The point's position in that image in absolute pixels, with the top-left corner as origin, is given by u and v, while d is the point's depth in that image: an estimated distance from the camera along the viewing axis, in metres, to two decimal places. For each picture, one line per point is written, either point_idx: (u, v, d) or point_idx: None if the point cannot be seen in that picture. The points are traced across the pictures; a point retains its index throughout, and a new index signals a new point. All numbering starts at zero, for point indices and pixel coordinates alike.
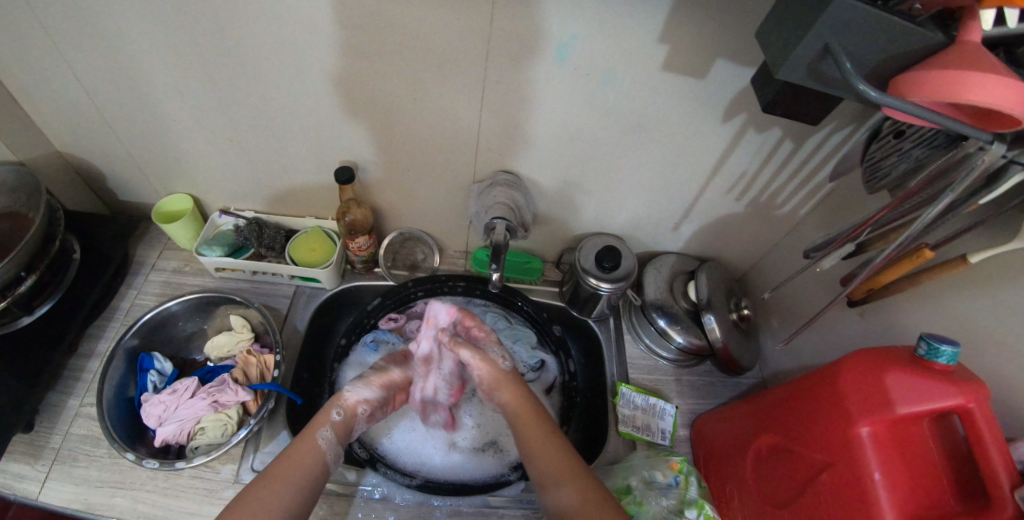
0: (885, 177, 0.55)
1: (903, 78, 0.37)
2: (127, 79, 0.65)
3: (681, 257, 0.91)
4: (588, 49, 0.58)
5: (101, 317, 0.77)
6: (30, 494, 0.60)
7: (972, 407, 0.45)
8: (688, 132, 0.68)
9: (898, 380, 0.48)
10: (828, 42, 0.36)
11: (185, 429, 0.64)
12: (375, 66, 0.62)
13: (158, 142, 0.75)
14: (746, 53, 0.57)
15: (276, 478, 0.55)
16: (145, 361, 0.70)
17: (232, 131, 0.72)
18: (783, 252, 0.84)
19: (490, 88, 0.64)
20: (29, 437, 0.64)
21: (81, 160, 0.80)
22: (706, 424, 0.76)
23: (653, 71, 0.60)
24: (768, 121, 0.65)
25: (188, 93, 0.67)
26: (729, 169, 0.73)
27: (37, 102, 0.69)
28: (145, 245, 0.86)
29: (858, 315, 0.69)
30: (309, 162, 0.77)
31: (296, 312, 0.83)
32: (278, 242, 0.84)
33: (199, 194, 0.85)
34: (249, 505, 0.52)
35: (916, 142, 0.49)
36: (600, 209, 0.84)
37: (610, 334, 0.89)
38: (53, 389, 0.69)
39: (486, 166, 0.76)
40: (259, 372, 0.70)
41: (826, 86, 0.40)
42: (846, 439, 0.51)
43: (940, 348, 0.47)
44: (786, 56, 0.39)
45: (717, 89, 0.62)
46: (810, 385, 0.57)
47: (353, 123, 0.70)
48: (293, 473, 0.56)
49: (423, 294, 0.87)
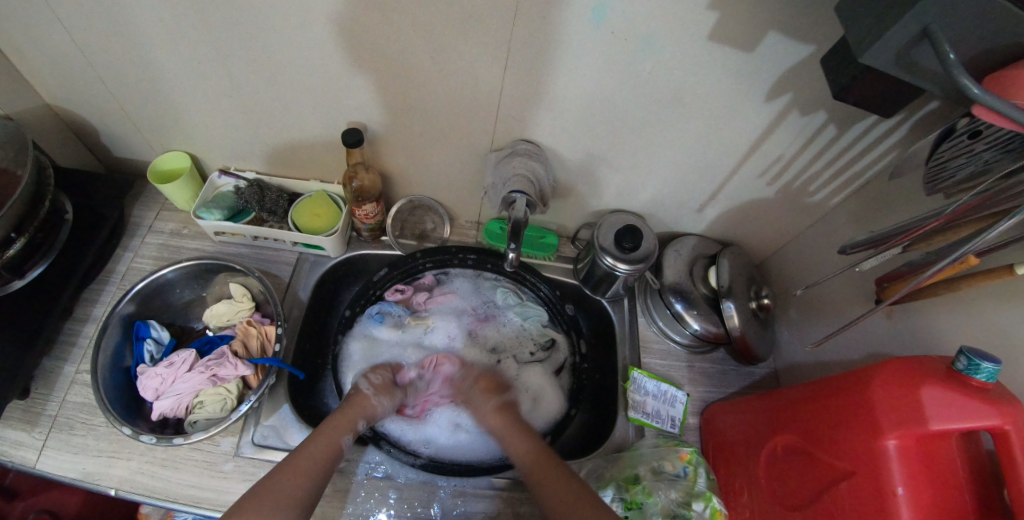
0: (948, 179, 0.50)
1: (1011, 72, 0.31)
2: (110, 23, 0.58)
3: (702, 239, 0.87)
4: (626, 11, 0.52)
5: (96, 281, 0.73)
6: (28, 461, 0.59)
7: (1009, 429, 0.43)
8: (727, 110, 0.62)
9: (933, 395, 0.46)
10: (928, 26, 0.31)
11: (183, 403, 0.62)
12: (386, 19, 0.56)
13: (149, 95, 0.69)
14: (806, 26, 0.50)
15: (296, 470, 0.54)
16: (141, 329, 0.67)
17: (229, 85, 0.66)
18: (808, 241, 0.80)
19: (514, 51, 0.58)
20: (26, 403, 0.62)
21: (67, 112, 0.74)
22: (717, 416, 0.74)
23: (697, 40, 0.54)
24: (816, 103, 0.59)
25: (179, 43, 0.60)
26: (765, 152, 0.68)
27: (14, 45, 0.63)
28: (141, 205, 0.81)
29: (885, 316, 0.66)
30: (313, 122, 0.72)
31: (298, 280, 0.79)
32: (281, 206, 0.79)
33: (196, 152, 0.80)
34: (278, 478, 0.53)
35: (989, 145, 0.44)
36: (622, 187, 0.79)
37: (623, 316, 0.86)
38: (48, 354, 0.66)
39: (504, 134, 0.71)
40: (259, 344, 0.68)
41: (913, 77, 0.35)
42: (870, 451, 0.48)
43: (981, 365, 0.44)
44: (875, 40, 0.33)
45: (766, 64, 0.55)
46: (837, 390, 0.55)
47: (362, 84, 0.64)
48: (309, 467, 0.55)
49: (431, 266, 0.84)
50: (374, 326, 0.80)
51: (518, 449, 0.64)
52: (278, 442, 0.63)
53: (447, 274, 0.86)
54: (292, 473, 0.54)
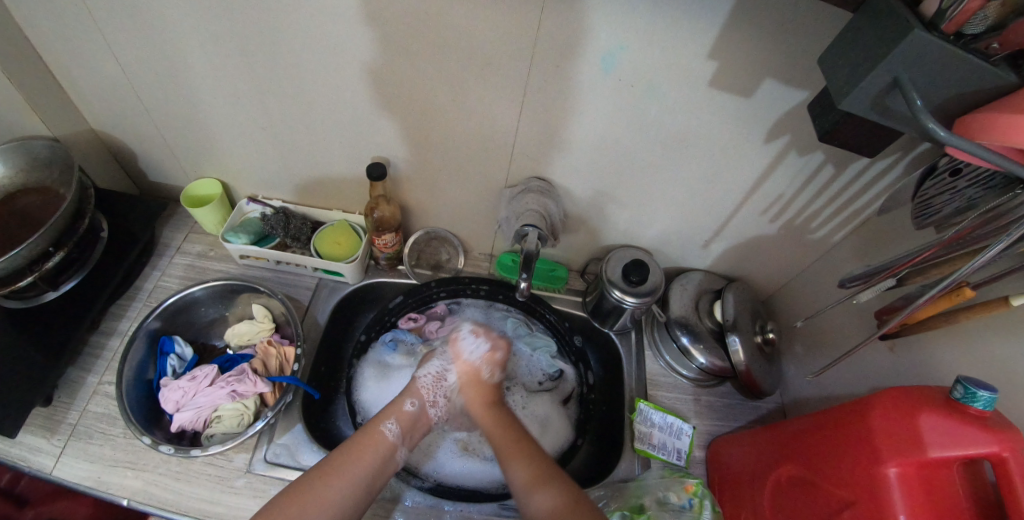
0: (934, 213, 0.53)
1: (972, 117, 0.36)
2: (167, 60, 0.65)
3: (708, 275, 0.90)
4: (633, 61, 0.57)
5: (124, 297, 0.77)
6: (45, 467, 0.61)
7: (1007, 456, 0.44)
8: (727, 150, 0.67)
9: (932, 422, 0.47)
10: (898, 77, 0.35)
11: (202, 416, 0.64)
12: (416, 64, 0.61)
13: (192, 126, 0.75)
14: (797, 76, 0.56)
15: (337, 476, 0.56)
16: (165, 345, 0.70)
17: (266, 119, 0.72)
18: (811, 277, 0.83)
19: (531, 94, 0.63)
20: (48, 411, 0.65)
21: (113, 139, 0.80)
22: (723, 448, 0.75)
23: (698, 87, 0.59)
24: (811, 146, 0.63)
25: (226, 80, 0.67)
26: (766, 190, 0.72)
27: (76, 80, 0.70)
28: (172, 227, 0.86)
29: (888, 348, 0.68)
30: (341, 156, 0.77)
31: (317, 304, 0.82)
32: (303, 233, 0.84)
33: (228, 180, 0.85)
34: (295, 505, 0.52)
35: (970, 181, 0.48)
36: (630, 222, 0.83)
37: (630, 348, 0.88)
38: (74, 365, 0.69)
39: (519, 171, 0.76)
40: (278, 364, 0.71)
41: (888, 121, 0.39)
42: (873, 478, 0.50)
43: (977, 393, 0.46)
44: (851, 89, 0.38)
45: (763, 109, 0.60)
46: (839, 420, 0.56)
47: (388, 120, 0.70)
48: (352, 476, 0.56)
49: (445, 295, 0.86)
50: (388, 354, 0.82)
51: (537, 499, 0.57)
52: (290, 461, 0.64)
53: (459, 303, 0.88)
54: (332, 478, 0.55)
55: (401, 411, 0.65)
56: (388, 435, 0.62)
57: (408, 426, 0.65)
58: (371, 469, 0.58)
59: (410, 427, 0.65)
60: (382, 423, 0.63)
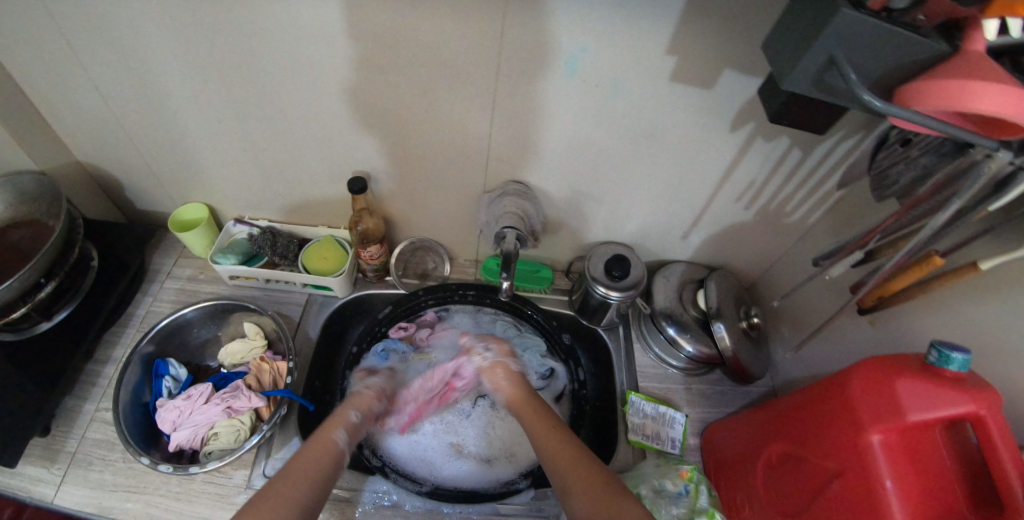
0: (891, 185, 0.55)
1: (908, 88, 0.37)
2: (148, 90, 0.67)
3: (690, 265, 0.91)
4: (595, 61, 0.59)
5: (117, 324, 0.78)
6: (45, 497, 0.61)
7: (984, 414, 0.44)
8: (696, 141, 0.69)
9: (909, 387, 0.48)
10: (833, 55, 0.37)
11: (199, 435, 0.65)
12: (387, 79, 0.63)
13: (176, 153, 0.77)
14: (753, 63, 0.58)
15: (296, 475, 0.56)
16: (159, 367, 0.71)
17: (247, 141, 0.74)
18: (792, 261, 0.84)
19: (500, 99, 0.65)
20: (46, 441, 0.65)
21: (99, 169, 0.82)
22: (716, 433, 0.75)
23: (661, 82, 0.61)
24: (776, 130, 0.65)
25: (205, 105, 0.69)
26: (738, 177, 0.74)
27: (61, 114, 0.71)
28: (161, 253, 0.87)
29: (868, 323, 0.68)
30: (323, 173, 0.79)
31: (307, 320, 0.84)
32: (291, 251, 0.85)
33: (214, 203, 0.87)
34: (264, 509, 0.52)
35: (923, 150, 0.50)
36: (610, 218, 0.85)
37: (619, 343, 0.89)
38: (70, 393, 0.70)
39: (497, 176, 0.77)
40: (272, 378, 0.71)
41: (831, 97, 0.40)
42: (857, 447, 0.50)
43: (951, 355, 0.47)
44: (792, 68, 0.40)
45: (725, 99, 0.62)
46: (823, 393, 0.57)
47: (365, 134, 0.71)
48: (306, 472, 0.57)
49: (433, 302, 0.88)
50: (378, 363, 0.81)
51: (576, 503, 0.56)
52: None
53: (448, 309, 0.89)
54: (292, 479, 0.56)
55: (344, 420, 0.66)
56: (338, 443, 0.63)
57: (355, 432, 0.66)
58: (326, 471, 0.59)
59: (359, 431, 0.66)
60: (331, 433, 0.63)
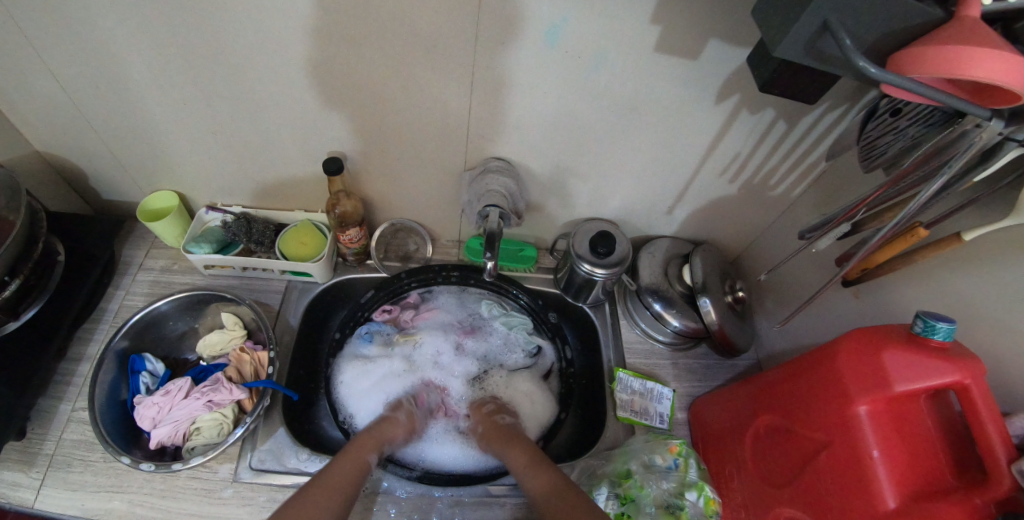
0: (879, 156, 0.53)
1: (903, 53, 0.35)
2: (99, 70, 0.62)
3: (675, 240, 0.90)
4: (578, 32, 0.56)
5: (89, 320, 0.75)
6: (26, 501, 0.60)
7: (969, 383, 0.45)
8: (682, 115, 0.67)
9: (896, 358, 0.48)
10: (827, 19, 0.35)
11: (180, 430, 0.64)
12: (358, 52, 0.60)
13: (137, 137, 0.72)
14: (740, 32, 0.55)
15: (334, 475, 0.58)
16: (135, 363, 0.69)
17: (214, 124, 0.70)
18: (776, 233, 0.84)
19: (479, 74, 0.62)
20: (22, 444, 0.63)
21: (59, 159, 0.77)
22: (704, 406, 0.76)
23: (645, 53, 0.58)
24: (762, 102, 0.63)
25: (167, 87, 0.64)
26: (723, 151, 0.72)
27: (8, 100, 0.66)
28: (131, 245, 0.84)
29: (852, 294, 0.68)
30: (296, 154, 0.75)
31: (289, 307, 0.81)
32: (268, 237, 0.82)
33: (183, 190, 0.82)
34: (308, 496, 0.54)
35: (912, 120, 0.48)
36: (594, 195, 0.83)
37: (606, 321, 0.89)
38: (44, 395, 0.67)
39: (478, 154, 0.75)
40: (253, 369, 0.70)
41: (822, 64, 0.39)
42: (845, 418, 0.51)
43: (937, 325, 0.46)
44: (784, 36, 0.38)
45: (711, 70, 0.60)
46: (809, 365, 0.57)
47: (339, 112, 0.68)
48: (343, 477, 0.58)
49: (417, 285, 0.86)
50: (364, 346, 0.82)
51: (534, 481, 0.61)
52: (276, 465, 0.65)
53: (431, 291, 0.88)
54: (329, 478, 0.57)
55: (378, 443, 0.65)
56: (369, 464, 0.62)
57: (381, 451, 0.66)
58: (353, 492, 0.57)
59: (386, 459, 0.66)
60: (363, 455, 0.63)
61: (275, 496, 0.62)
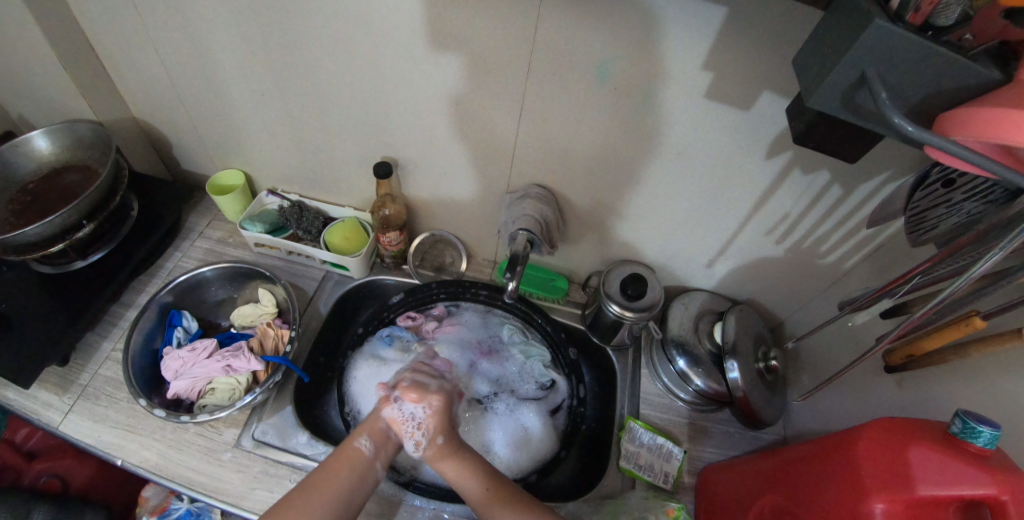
0: (930, 229, 0.50)
1: (952, 116, 0.33)
2: (201, 55, 0.71)
3: (713, 296, 0.86)
4: (629, 69, 0.58)
5: (146, 273, 0.83)
6: (53, 422, 0.66)
7: (1005, 500, 0.39)
8: (728, 164, 0.66)
9: (922, 456, 0.43)
10: (865, 71, 0.34)
11: (196, 387, 0.68)
12: (422, 66, 0.64)
13: (222, 119, 0.81)
14: (794, 89, 0.54)
15: (315, 491, 0.56)
16: (174, 318, 0.74)
17: (286, 116, 0.77)
18: (822, 305, 0.78)
19: (529, 101, 0.65)
20: (63, 370, 0.70)
21: (154, 128, 0.87)
22: (710, 477, 0.71)
23: (695, 97, 0.59)
24: (815, 162, 0.61)
25: (252, 78, 0.72)
26: (770, 208, 0.70)
27: (126, 73, 0.77)
28: (197, 214, 0.92)
29: (895, 383, 0.62)
30: (354, 154, 0.81)
31: (321, 296, 0.86)
32: (315, 227, 0.87)
33: (252, 173, 0.91)
34: (302, 497, 0.56)
35: (966, 193, 0.45)
36: (630, 235, 0.82)
37: (626, 366, 0.85)
38: (93, 330, 0.74)
39: (519, 177, 0.77)
40: (275, 344, 0.74)
41: (862, 121, 0.37)
42: (856, 512, 0.45)
43: (978, 428, 0.41)
44: (817, 86, 0.37)
45: (762, 122, 0.59)
46: (829, 447, 0.52)
47: (396, 120, 0.73)
48: (331, 491, 0.57)
49: (444, 296, 0.88)
50: (382, 348, 0.83)
51: None
52: (275, 440, 0.67)
53: (458, 305, 0.89)
54: (311, 494, 0.56)
55: (373, 428, 0.64)
56: (363, 451, 0.62)
57: (381, 442, 0.64)
58: (350, 483, 0.59)
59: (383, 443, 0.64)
60: (355, 439, 0.63)
61: (268, 469, 0.65)
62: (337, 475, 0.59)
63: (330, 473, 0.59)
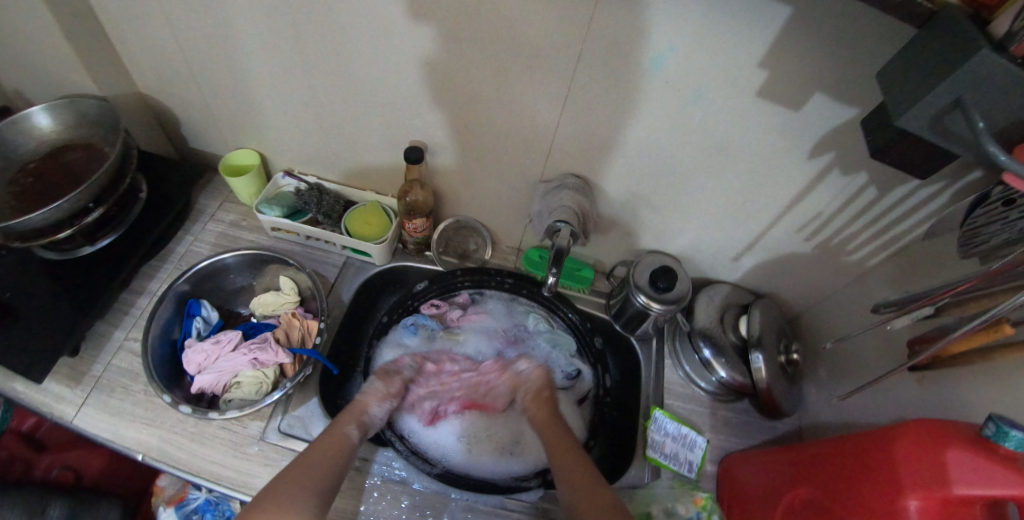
0: (982, 243, 0.53)
1: None
2: (216, 27, 0.66)
3: (735, 289, 0.88)
4: (684, 63, 0.56)
5: (156, 258, 0.78)
6: (66, 415, 0.63)
7: None
8: (769, 163, 0.66)
9: (957, 457, 0.45)
10: (960, 97, 0.33)
11: (222, 381, 0.65)
12: (463, 49, 0.61)
13: (236, 94, 0.76)
14: (850, 93, 0.54)
15: (298, 470, 0.54)
16: (192, 307, 0.71)
17: (308, 94, 0.73)
18: (842, 301, 0.81)
19: (574, 90, 0.63)
20: (73, 361, 0.66)
21: (159, 103, 0.82)
22: (735, 465, 0.74)
23: (745, 95, 0.58)
24: (858, 165, 0.62)
25: (273, 53, 0.68)
26: (805, 207, 0.70)
27: (129, 42, 0.71)
28: (207, 195, 0.87)
29: (916, 380, 0.64)
30: (379, 137, 0.77)
31: (343, 282, 0.83)
32: (336, 211, 0.85)
33: (266, 153, 0.86)
34: (288, 476, 0.53)
35: (1022, 214, 0.47)
36: (660, 227, 0.82)
37: (650, 357, 0.87)
38: (103, 318, 0.70)
39: (554, 167, 0.75)
40: (300, 336, 0.72)
41: (948, 144, 0.37)
42: (892, 507, 0.48)
43: (1010, 432, 0.42)
44: (911, 105, 0.36)
45: (811, 124, 0.59)
46: (866, 445, 0.54)
47: (429, 104, 0.70)
48: (315, 471, 0.55)
49: (469, 285, 0.87)
50: (406, 336, 0.82)
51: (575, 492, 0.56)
52: (302, 433, 0.65)
53: (482, 294, 0.88)
54: (294, 472, 0.54)
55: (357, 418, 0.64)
56: (350, 438, 0.61)
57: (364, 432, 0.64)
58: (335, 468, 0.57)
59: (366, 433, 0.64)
60: (343, 428, 0.62)
61: None
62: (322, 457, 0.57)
63: (315, 454, 0.57)
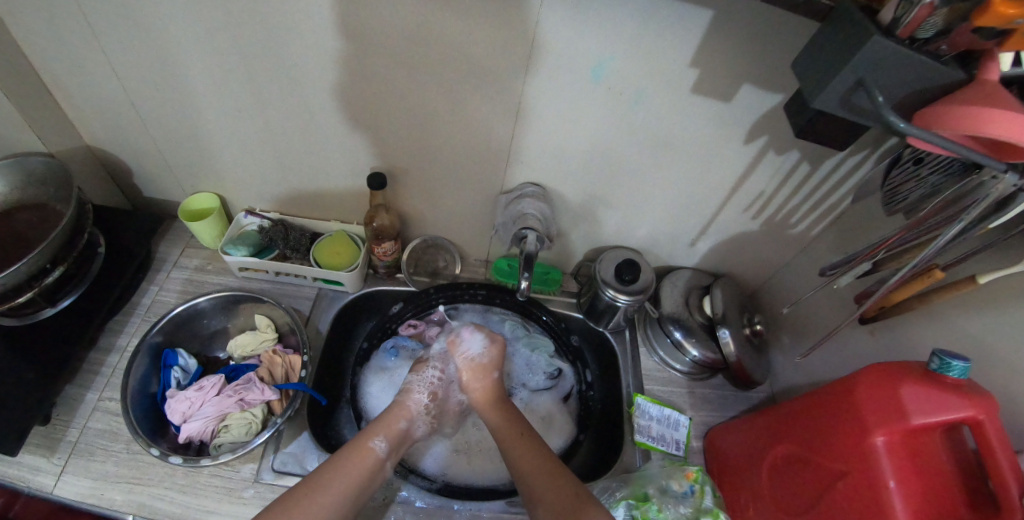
0: (901, 201, 0.58)
1: (930, 110, 0.38)
2: (164, 74, 0.66)
3: (695, 272, 0.93)
4: (623, 69, 0.61)
5: (121, 312, 0.76)
6: (45, 486, 0.60)
7: (982, 418, 0.47)
8: (711, 152, 0.71)
9: (913, 393, 0.50)
10: (861, 78, 0.39)
11: (209, 427, 0.64)
12: (415, 75, 0.64)
13: (190, 138, 0.75)
14: (771, 81, 0.60)
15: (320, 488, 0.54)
16: (169, 358, 0.70)
17: (264, 132, 0.73)
18: (794, 271, 0.87)
19: (525, 105, 0.67)
20: (46, 429, 0.63)
21: (108, 154, 0.80)
22: (719, 436, 0.78)
23: (682, 93, 0.63)
24: (788, 145, 0.68)
25: (226, 94, 0.68)
26: (749, 188, 0.76)
27: (73, 96, 0.70)
28: (167, 243, 0.86)
29: (868, 333, 0.71)
30: (340, 167, 0.78)
31: (318, 314, 0.83)
32: (302, 244, 0.85)
33: (225, 194, 0.85)
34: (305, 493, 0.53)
35: (933, 168, 0.52)
36: (621, 224, 0.87)
37: (625, 347, 0.91)
38: (72, 381, 0.68)
39: (514, 178, 0.79)
40: (284, 372, 0.71)
41: (856, 116, 0.43)
42: (862, 447, 0.52)
43: (952, 363, 0.49)
44: (822, 89, 0.42)
45: (743, 112, 0.65)
46: (830, 396, 0.59)
47: (388, 130, 0.72)
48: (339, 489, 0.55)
49: (443, 301, 0.88)
50: (389, 360, 0.84)
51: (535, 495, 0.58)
52: (297, 469, 0.64)
53: (457, 309, 0.90)
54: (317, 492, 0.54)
55: (391, 429, 0.64)
56: (378, 451, 0.61)
57: (395, 442, 0.64)
58: (362, 481, 0.58)
59: (398, 443, 0.64)
60: (372, 439, 0.62)
61: None
62: (347, 476, 0.57)
63: (337, 473, 0.57)
